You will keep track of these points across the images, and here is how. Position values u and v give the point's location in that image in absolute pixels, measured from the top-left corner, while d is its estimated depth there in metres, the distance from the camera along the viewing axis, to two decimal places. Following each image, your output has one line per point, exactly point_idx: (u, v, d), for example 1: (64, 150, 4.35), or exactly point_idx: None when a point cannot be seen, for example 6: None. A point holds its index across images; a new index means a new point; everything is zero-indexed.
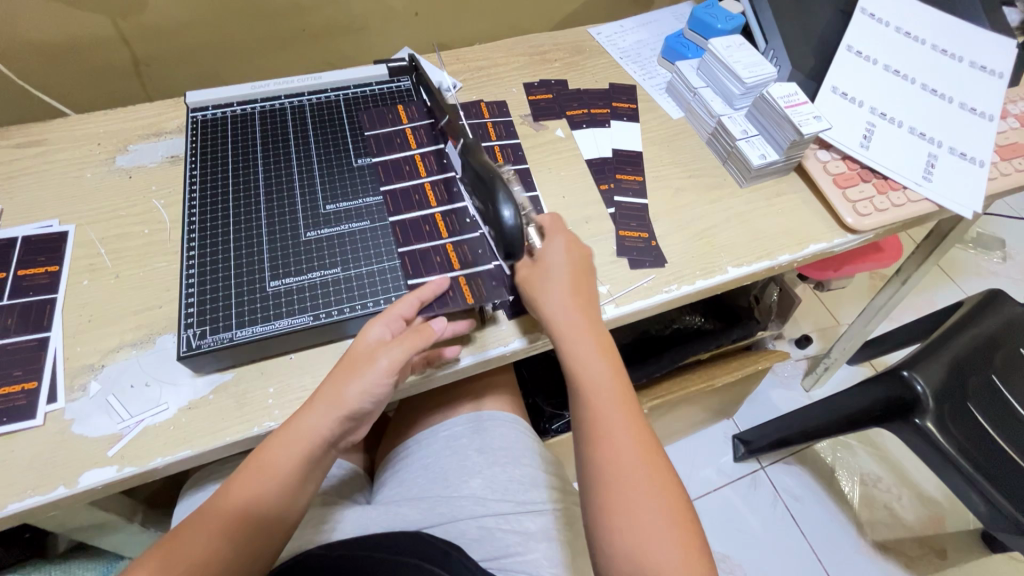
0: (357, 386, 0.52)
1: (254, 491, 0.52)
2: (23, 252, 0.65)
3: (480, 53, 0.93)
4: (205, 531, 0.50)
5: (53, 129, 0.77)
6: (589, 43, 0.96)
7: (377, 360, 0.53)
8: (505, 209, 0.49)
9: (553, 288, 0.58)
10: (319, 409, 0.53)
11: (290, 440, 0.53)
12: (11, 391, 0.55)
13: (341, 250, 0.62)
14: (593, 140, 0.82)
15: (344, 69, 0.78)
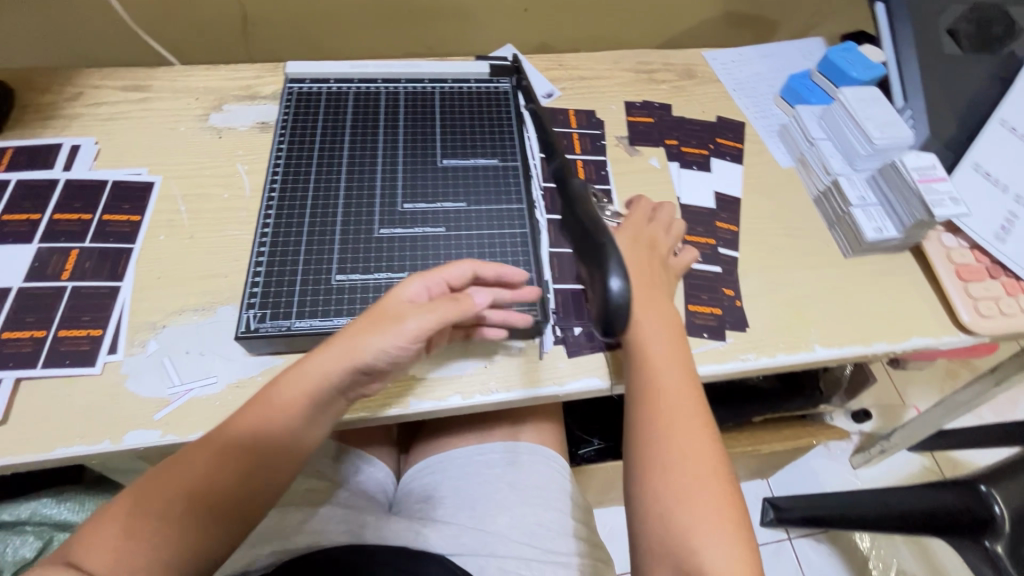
0: (377, 343, 0.49)
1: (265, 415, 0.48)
2: (112, 197, 0.66)
3: (584, 62, 0.88)
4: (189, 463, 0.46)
5: (158, 77, 0.78)
6: (702, 68, 0.89)
7: (404, 322, 0.49)
8: (613, 279, 0.52)
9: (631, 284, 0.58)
10: (328, 355, 0.49)
11: (311, 366, 0.49)
12: (78, 336, 0.57)
13: (410, 254, 0.59)
14: (689, 179, 0.76)
15: (446, 62, 0.76)
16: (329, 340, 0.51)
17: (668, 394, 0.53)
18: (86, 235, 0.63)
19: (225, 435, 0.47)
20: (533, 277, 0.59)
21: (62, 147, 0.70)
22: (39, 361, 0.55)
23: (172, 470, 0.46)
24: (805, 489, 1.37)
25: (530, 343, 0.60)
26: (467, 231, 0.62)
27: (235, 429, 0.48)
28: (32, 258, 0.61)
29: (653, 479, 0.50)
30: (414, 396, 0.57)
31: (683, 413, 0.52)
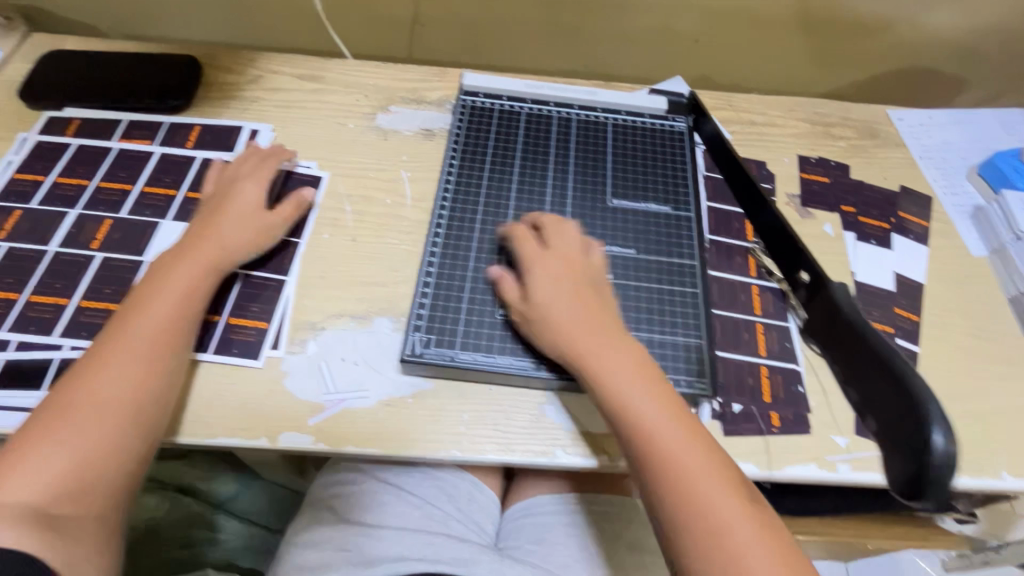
0: (231, 249, 0.57)
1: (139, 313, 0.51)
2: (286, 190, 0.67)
3: (756, 105, 0.82)
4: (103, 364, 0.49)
5: (331, 69, 0.79)
6: (885, 129, 0.82)
7: (221, 228, 0.58)
8: (935, 434, 0.43)
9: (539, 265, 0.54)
10: (177, 277, 0.53)
11: (163, 286, 0.53)
12: (249, 325, 0.58)
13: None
14: (867, 255, 0.69)
15: (621, 93, 0.73)
16: (172, 265, 0.55)
17: (625, 392, 0.48)
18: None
19: (134, 338, 0.50)
20: (704, 344, 0.56)
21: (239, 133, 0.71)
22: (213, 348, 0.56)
23: (79, 413, 0.46)
24: None
25: None
26: (636, 282, 0.58)
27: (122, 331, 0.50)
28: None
29: (656, 463, 0.46)
30: (561, 448, 0.54)
31: (640, 398, 0.48)
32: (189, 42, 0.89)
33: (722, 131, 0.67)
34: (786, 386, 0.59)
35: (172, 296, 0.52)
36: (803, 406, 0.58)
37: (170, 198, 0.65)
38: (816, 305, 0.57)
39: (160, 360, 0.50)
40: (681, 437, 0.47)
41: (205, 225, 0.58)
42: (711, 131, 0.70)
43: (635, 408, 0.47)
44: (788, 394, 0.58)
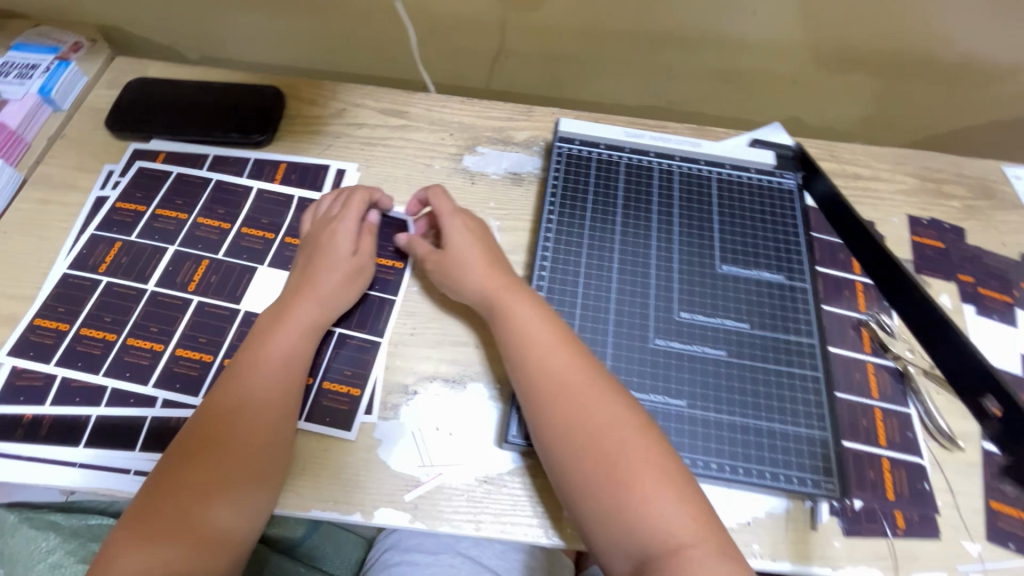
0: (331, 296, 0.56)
1: (239, 377, 0.50)
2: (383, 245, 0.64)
3: (861, 157, 0.77)
4: (205, 429, 0.48)
5: (416, 104, 0.76)
6: (1001, 187, 0.76)
7: (321, 275, 0.57)
8: None
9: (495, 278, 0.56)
10: (283, 336, 0.53)
11: (274, 344, 0.52)
12: (341, 390, 0.56)
13: (686, 374, 0.54)
14: (989, 332, 0.64)
15: (725, 146, 0.69)
16: (274, 324, 0.54)
17: (556, 365, 0.50)
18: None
19: (236, 404, 0.49)
20: (829, 437, 0.52)
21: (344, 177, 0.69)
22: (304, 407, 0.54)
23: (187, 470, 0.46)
24: None
25: (801, 506, 0.52)
26: (751, 360, 0.55)
27: (216, 398, 0.50)
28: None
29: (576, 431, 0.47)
30: None
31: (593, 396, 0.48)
32: (267, 67, 0.87)
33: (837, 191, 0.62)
34: (910, 482, 0.54)
35: (273, 358, 0.52)
36: (930, 506, 0.54)
37: (271, 240, 0.63)
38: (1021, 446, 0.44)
39: (261, 427, 0.49)
40: (579, 388, 0.49)
41: (313, 273, 0.57)
42: (825, 189, 0.65)
43: (552, 374, 0.49)
44: (911, 491, 0.54)
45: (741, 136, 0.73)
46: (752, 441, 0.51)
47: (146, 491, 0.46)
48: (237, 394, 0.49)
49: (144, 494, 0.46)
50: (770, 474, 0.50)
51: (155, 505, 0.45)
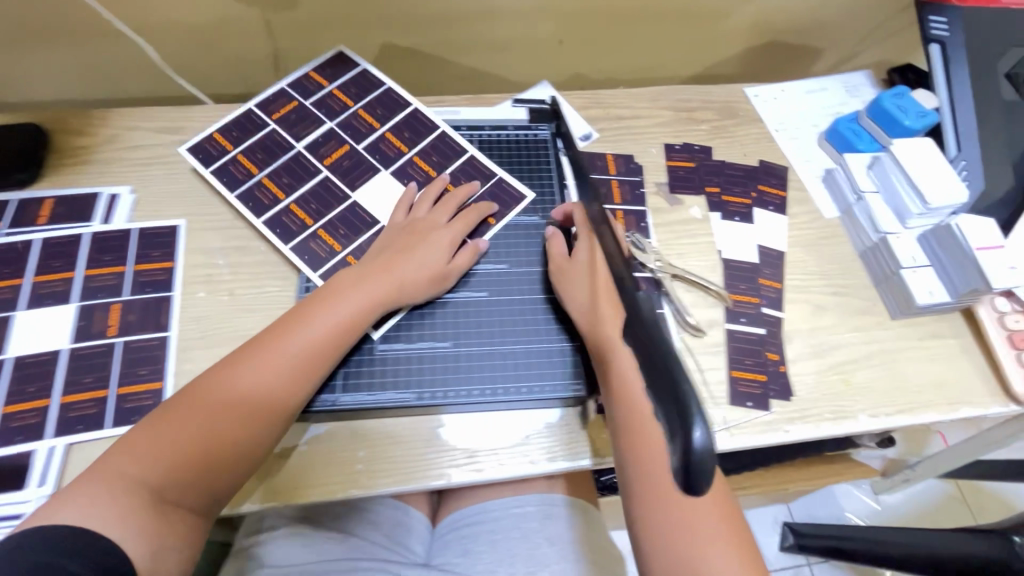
0: (411, 262, 0.61)
1: (277, 345, 0.54)
2: (331, 134, 0.74)
3: (623, 98, 0.85)
4: (213, 389, 0.52)
5: (192, 117, 0.77)
6: (742, 106, 0.86)
7: (418, 250, 0.62)
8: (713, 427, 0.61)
9: (435, 238, 0.64)
10: (321, 315, 0.56)
11: (321, 312, 0.57)
12: (324, 242, 0.68)
13: (540, 317, 0.64)
14: (731, 232, 0.74)
15: (484, 110, 0.78)
16: (336, 296, 0.58)
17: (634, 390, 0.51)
18: (317, 165, 0.72)
19: (244, 375, 0.52)
20: (578, 347, 0.62)
21: (269, 91, 0.77)
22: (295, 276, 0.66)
23: (165, 427, 0.50)
24: (827, 514, 1.36)
25: (571, 410, 0.60)
26: (506, 295, 0.65)
27: (246, 365, 0.53)
28: (271, 187, 0.71)
29: (647, 473, 0.50)
30: (457, 466, 0.56)
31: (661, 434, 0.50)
32: (40, 105, 0.84)
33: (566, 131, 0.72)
34: None
35: (322, 329, 0.56)
36: None
37: (226, 152, 0.73)
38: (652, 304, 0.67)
39: (251, 406, 0.52)
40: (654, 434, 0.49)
41: (395, 244, 0.63)
42: (564, 131, 0.75)
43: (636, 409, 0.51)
44: None
45: (505, 99, 0.80)
46: (512, 364, 0.61)
47: (145, 427, 0.50)
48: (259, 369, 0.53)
49: (149, 423, 0.50)
50: (527, 389, 0.59)
51: (156, 435, 0.49)
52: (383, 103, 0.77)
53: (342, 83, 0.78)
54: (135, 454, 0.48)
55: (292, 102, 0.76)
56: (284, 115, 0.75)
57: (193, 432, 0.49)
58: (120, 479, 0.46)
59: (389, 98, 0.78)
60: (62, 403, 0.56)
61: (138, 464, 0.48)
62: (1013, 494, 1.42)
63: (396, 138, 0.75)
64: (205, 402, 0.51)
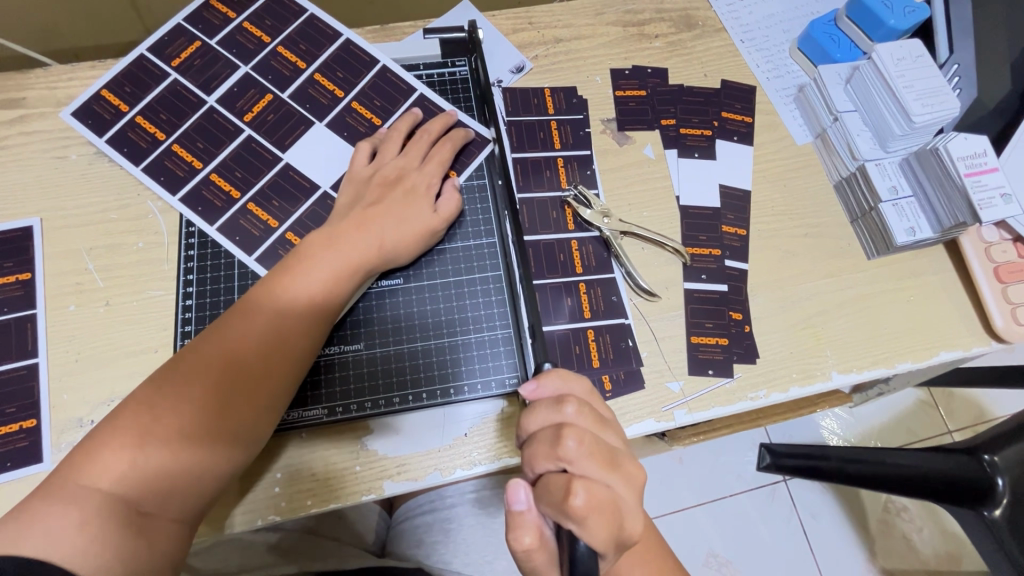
0: (391, 211, 0.54)
1: (258, 310, 0.48)
2: (251, 80, 0.61)
3: (560, 15, 0.71)
4: (183, 378, 0.44)
5: (28, 84, 0.62)
6: (703, 13, 0.73)
7: (393, 199, 0.54)
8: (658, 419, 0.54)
9: (413, 179, 0.56)
10: (312, 265, 0.49)
11: (305, 266, 0.49)
12: (257, 217, 0.57)
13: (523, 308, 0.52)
14: (690, 172, 0.64)
15: (389, 45, 0.65)
16: (315, 253, 0.50)
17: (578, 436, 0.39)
18: (236, 123, 0.60)
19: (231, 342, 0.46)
20: (513, 333, 0.55)
21: (164, 28, 0.62)
22: (218, 263, 0.56)
23: (151, 407, 0.43)
24: (803, 433, 1.38)
25: (513, 402, 0.54)
26: (430, 281, 0.56)
27: (226, 344, 0.46)
28: (186, 153, 0.59)
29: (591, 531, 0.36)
30: (389, 478, 0.51)
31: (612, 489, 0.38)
32: None
33: (484, 67, 0.60)
34: (616, 344, 0.56)
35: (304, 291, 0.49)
36: (634, 361, 0.56)
37: (123, 114, 0.60)
38: (602, 256, 0.60)
39: (247, 376, 0.45)
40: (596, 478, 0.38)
41: (377, 191, 0.55)
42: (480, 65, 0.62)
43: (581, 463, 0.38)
44: (615, 353, 0.56)
45: (417, 29, 0.67)
46: (440, 359, 0.54)
47: (125, 417, 0.42)
48: (242, 337, 0.46)
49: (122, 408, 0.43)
50: (457, 388, 0.53)
51: (113, 439, 0.41)
52: (309, 35, 0.63)
53: (253, 14, 0.63)
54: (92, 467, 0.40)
55: (195, 43, 0.62)
56: (187, 61, 0.61)
57: (171, 434, 0.42)
58: (83, 494, 0.39)
59: (312, 28, 0.63)
60: None
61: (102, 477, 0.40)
62: (983, 395, 1.44)
63: (332, 79, 0.62)
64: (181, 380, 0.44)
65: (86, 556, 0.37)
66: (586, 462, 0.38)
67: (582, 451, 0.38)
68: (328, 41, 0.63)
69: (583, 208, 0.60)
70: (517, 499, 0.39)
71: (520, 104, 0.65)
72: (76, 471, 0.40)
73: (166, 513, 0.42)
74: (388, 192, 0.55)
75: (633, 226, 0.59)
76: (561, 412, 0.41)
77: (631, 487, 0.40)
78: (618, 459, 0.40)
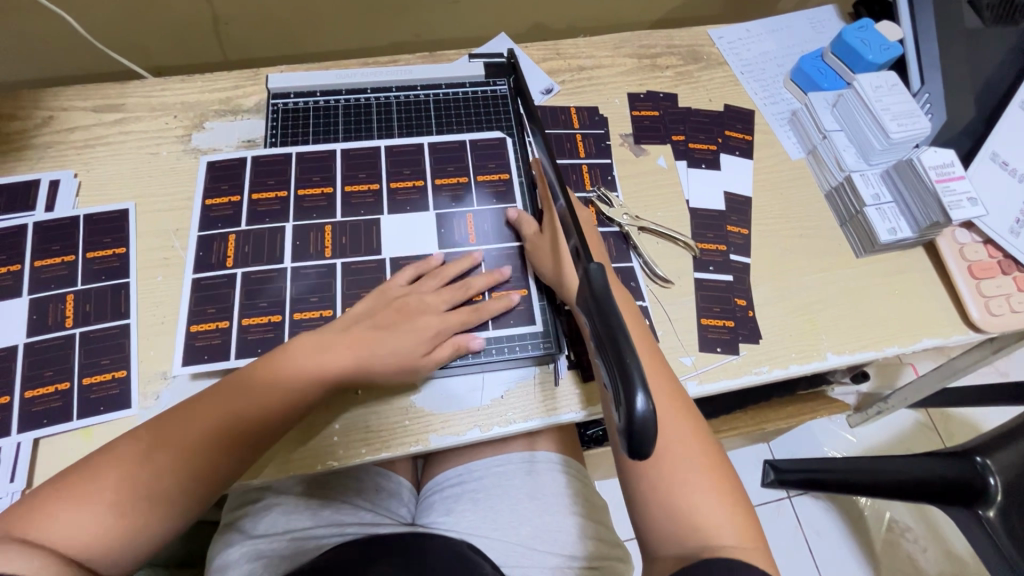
0: (393, 341, 0.56)
1: (234, 397, 0.51)
2: (275, 232, 0.63)
3: (584, 48, 0.82)
4: (164, 430, 0.49)
5: (131, 93, 0.73)
6: (707, 50, 0.84)
7: (413, 323, 0.57)
8: None
9: (415, 319, 0.58)
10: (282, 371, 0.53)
11: (274, 371, 0.53)
12: (323, 239, 0.63)
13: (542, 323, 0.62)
14: (698, 180, 0.73)
15: (438, 66, 0.75)
16: (303, 357, 0.54)
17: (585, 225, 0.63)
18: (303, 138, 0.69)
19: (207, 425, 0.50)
20: (544, 306, 0.63)
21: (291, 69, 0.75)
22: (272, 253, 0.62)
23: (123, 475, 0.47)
24: (806, 450, 1.42)
25: (546, 368, 0.61)
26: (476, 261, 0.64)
27: (202, 399, 0.51)
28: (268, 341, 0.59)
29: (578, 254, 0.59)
30: (434, 431, 0.57)
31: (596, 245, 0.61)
32: None
33: (522, 83, 0.70)
34: None
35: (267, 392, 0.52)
36: (652, 337, 0.63)
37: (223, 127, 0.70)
38: (622, 248, 0.68)
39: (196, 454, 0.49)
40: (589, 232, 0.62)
41: (399, 313, 0.58)
42: (518, 84, 0.72)
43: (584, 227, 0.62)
44: None
45: (461, 56, 0.77)
46: (481, 327, 0.61)
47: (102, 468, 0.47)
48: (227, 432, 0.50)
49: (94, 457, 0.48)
50: (496, 350, 0.60)
51: (88, 481, 0.46)
52: (266, 169, 0.66)
53: (204, 193, 0.65)
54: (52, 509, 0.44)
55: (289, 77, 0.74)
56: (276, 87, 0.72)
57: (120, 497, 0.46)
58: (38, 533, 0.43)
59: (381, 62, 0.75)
60: (23, 398, 0.55)
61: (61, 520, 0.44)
62: (980, 417, 1.49)
63: (309, 184, 0.66)
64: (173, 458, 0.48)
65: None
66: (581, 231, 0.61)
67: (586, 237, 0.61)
68: (275, 156, 0.67)
69: (604, 206, 0.69)
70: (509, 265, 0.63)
71: (547, 121, 0.75)
72: (61, 497, 0.45)
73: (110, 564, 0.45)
74: (398, 323, 0.58)
75: (650, 223, 0.67)
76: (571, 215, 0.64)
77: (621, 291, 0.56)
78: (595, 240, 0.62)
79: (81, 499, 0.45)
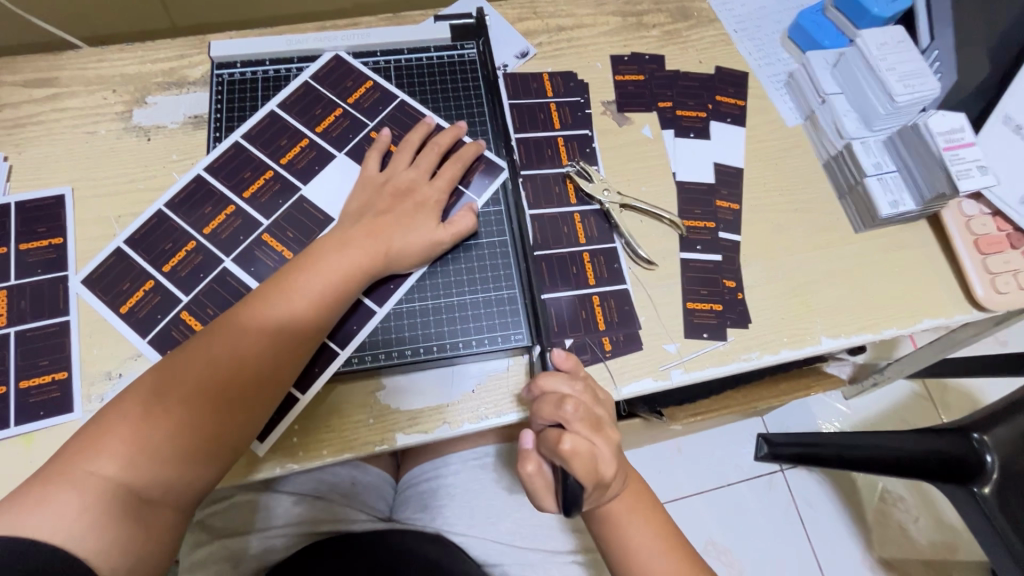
0: (408, 230, 0.55)
1: (248, 320, 0.48)
2: (221, 276, 0.57)
3: (563, 6, 0.75)
4: (181, 373, 0.46)
5: (64, 65, 0.66)
6: (698, 5, 0.77)
7: (420, 206, 0.57)
8: (658, 381, 0.57)
9: (424, 208, 0.57)
10: (304, 282, 0.50)
11: (296, 285, 0.50)
12: (272, 248, 0.58)
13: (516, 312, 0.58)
14: (686, 151, 0.68)
15: (397, 28, 0.68)
16: (309, 263, 0.52)
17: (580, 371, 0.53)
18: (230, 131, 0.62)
19: (232, 344, 0.47)
20: (517, 294, 0.58)
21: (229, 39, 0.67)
22: (208, 261, 0.57)
23: (142, 413, 0.44)
24: (799, 424, 1.40)
25: (520, 360, 0.57)
26: None
27: (221, 336, 0.48)
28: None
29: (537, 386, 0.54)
30: (402, 431, 0.54)
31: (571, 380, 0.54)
32: None
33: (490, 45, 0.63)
34: (616, 309, 0.59)
35: (283, 308, 0.49)
36: (635, 324, 0.59)
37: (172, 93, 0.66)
38: (605, 228, 0.63)
39: (202, 375, 0.46)
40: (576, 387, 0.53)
41: (402, 194, 0.57)
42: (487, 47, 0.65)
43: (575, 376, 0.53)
44: (619, 316, 0.59)
45: (427, 17, 0.71)
46: (449, 319, 0.57)
47: (134, 405, 0.45)
48: (242, 349, 0.47)
49: (122, 399, 0.45)
50: (465, 343, 0.56)
51: (122, 430, 0.43)
52: (157, 234, 0.58)
53: (110, 303, 0.56)
54: (86, 458, 0.42)
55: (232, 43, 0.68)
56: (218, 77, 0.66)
57: (145, 438, 0.43)
58: (84, 481, 0.41)
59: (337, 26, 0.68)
60: None
61: (102, 468, 0.42)
62: (977, 387, 1.47)
63: (208, 219, 0.59)
64: (185, 384, 0.46)
65: (86, 540, 0.40)
66: (578, 419, 0.47)
67: (576, 414, 0.47)
68: (170, 225, 0.59)
69: (585, 182, 0.63)
70: (524, 439, 0.49)
71: (520, 88, 0.68)
72: (84, 449, 0.43)
73: (165, 501, 0.44)
74: (399, 206, 0.56)
75: (633, 199, 0.62)
76: (569, 385, 0.50)
77: (612, 450, 0.49)
78: (602, 423, 0.49)
79: (110, 445, 0.43)
